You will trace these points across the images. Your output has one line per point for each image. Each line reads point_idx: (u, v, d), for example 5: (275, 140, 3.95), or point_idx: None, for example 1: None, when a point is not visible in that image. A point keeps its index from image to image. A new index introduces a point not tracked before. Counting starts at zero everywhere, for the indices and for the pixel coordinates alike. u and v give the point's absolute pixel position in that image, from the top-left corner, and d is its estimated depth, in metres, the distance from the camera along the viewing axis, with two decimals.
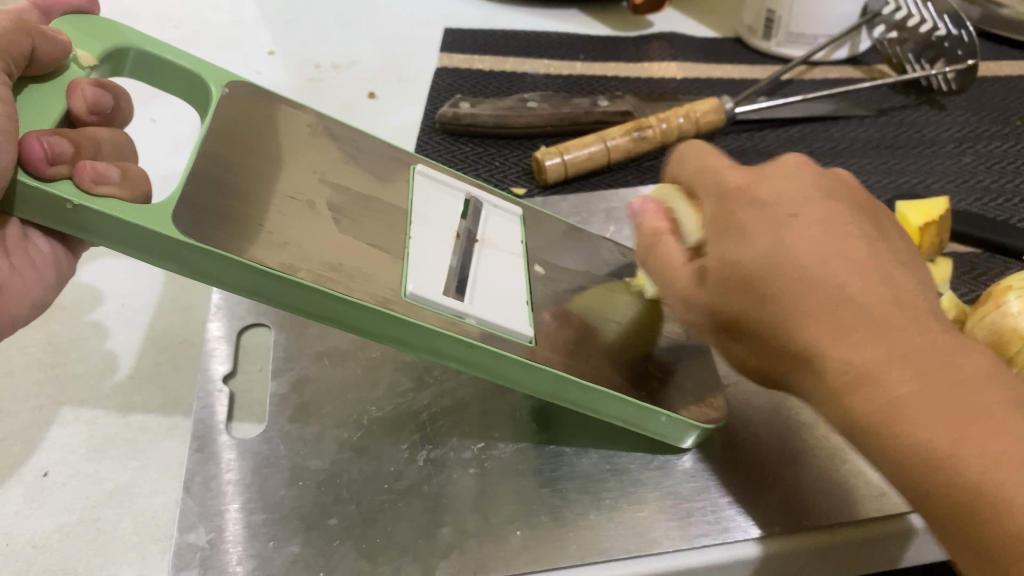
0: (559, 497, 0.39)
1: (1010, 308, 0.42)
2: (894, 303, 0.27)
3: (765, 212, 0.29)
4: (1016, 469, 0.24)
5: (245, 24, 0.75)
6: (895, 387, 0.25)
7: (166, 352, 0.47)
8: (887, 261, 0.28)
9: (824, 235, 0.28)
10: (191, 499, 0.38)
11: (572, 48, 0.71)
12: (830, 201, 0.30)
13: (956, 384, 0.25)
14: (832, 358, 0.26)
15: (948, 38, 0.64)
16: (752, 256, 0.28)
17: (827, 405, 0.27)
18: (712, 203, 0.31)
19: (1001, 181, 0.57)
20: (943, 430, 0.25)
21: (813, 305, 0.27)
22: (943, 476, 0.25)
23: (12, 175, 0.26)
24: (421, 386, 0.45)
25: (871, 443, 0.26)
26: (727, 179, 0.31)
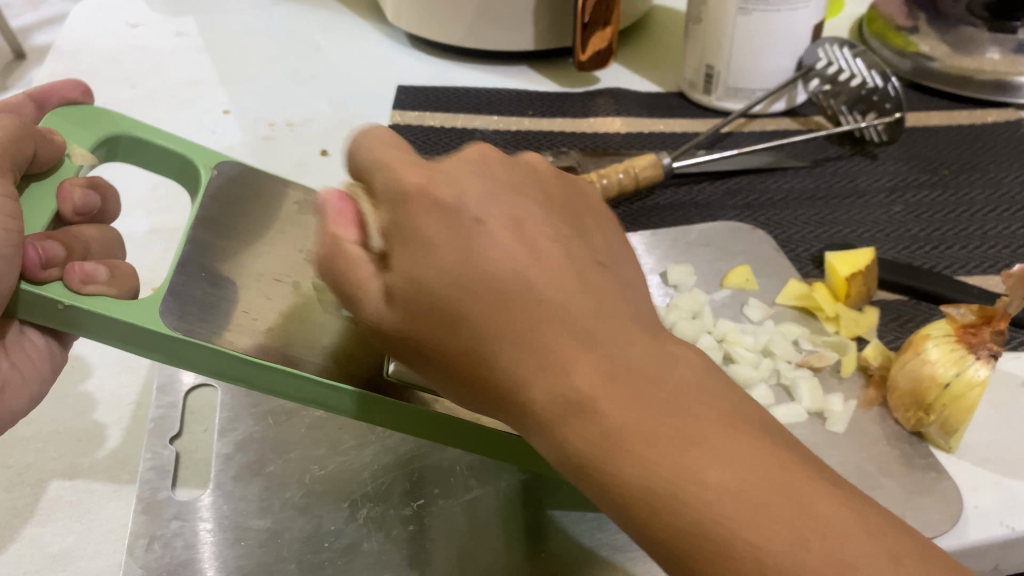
0: (496, 551, 0.40)
1: (927, 356, 0.44)
2: (590, 318, 0.28)
3: (451, 220, 0.28)
4: (733, 493, 0.25)
5: (201, 82, 0.77)
6: (607, 417, 0.26)
7: (114, 412, 0.48)
8: (576, 270, 0.29)
9: (519, 247, 0.29)
10: (134, 560, 0.39)
11: (520, 104, 0.74)
12: (517, 209, 0.30)
13: (660, 407, 0.27)
14: (538, 386, 0.27)
15: (877, 91, 0.69)
16: (447, 276, 0.27)
17: (540, 437, 0.28)
18: (386, 210, 0.29)
19: (929, 230, 0.59)
20: (655, 461, 0.26)
21: (515, 332, 0.27)
22: (673, 506, 0.25)
23: (17, 285, 0.31)
24: (364, 443, 0.46)
25: (584, 476, 0.27)
26: (407, 175, 0.29)
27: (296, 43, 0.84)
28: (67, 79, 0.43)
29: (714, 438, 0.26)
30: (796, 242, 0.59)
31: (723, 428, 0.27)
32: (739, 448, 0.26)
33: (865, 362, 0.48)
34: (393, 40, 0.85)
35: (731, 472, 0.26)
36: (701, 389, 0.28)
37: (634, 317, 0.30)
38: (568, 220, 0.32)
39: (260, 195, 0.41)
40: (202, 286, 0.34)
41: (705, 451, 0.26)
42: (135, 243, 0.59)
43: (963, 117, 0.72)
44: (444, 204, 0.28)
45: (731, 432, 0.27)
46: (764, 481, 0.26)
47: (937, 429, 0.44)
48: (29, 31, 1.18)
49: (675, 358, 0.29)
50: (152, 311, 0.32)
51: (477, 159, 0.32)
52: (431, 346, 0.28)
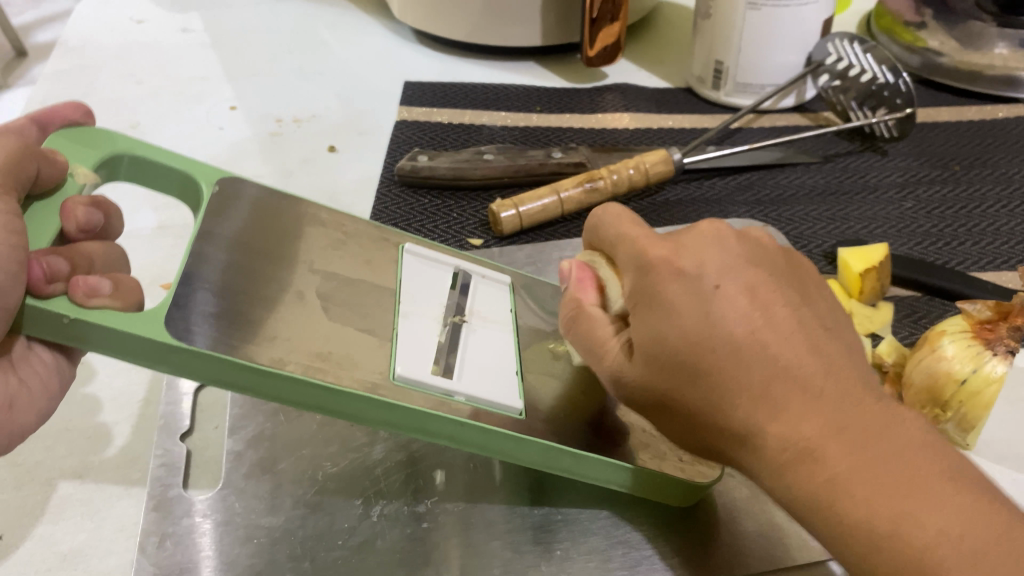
0: (510, 547, 0.40)
1: (944, 353, 0.43)
2: (820, 375, 0.29)
3: (690, 282, 0.30)
4: (957, 542, 0.26)
5: (208, 78, 0.76)
6: (836, 466, 0.28)
7: (124, 410, 0.47)
8: (811, 331, 0.30)
9: (753, 306, 0.30)
10: (145, 558, 0.38)
11: (528, 100, 0.73)
12: (753, 270, 0.31)
13: (891, 459, 0.28)
14: (770, 435, 0.29)
15: (887, 87, 0.68)
16: (684, 337, 0.30)
17: (773, 483, 0.29)
18: (634, 276, 0.32)
19: (941, 226, 0.59)
20: (880, 507, 0.27)
21: (751, 384, 0.29)
22: (897, 550, 0.26)
23: (22, 302, 0.29)
24: (375, 440, 0.46)
25: (814, 517, 0.29)
26: (651, 246, 0.32)
27: (302, 39, 0.84)
28: (67, 102, 0.43)
29: (942, 493, 0.27)
30: (807, 238, 0.59)
31: (953, 482, 0.27)
32: (967, 503, 0.27)
33: (879, 359, 0.48)
34: (400, 36, 0.84)
35: (954, 521, 0.26)
36: (935, 446, 0.28)
37: (868, 380, 0.30)
38: (795, 281, 0.33)
39: (260, 202, 0.40)
40: (208, 296, 0.33)
41: (928, 501, 0.27)
42: (143, 241, 0.59)
43: (972, 113, 0.72)
44: (683, 269, 0.31)
45: (960, 487, 0.27)
46: (991, 535, 0.26)
47: (953, 426, 0.44)
48: (32, 29, 1.17)
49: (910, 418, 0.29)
50: (159, 322, 0.30)
51: (716, 222, 0.34)
52: (675, 398, 0.30)
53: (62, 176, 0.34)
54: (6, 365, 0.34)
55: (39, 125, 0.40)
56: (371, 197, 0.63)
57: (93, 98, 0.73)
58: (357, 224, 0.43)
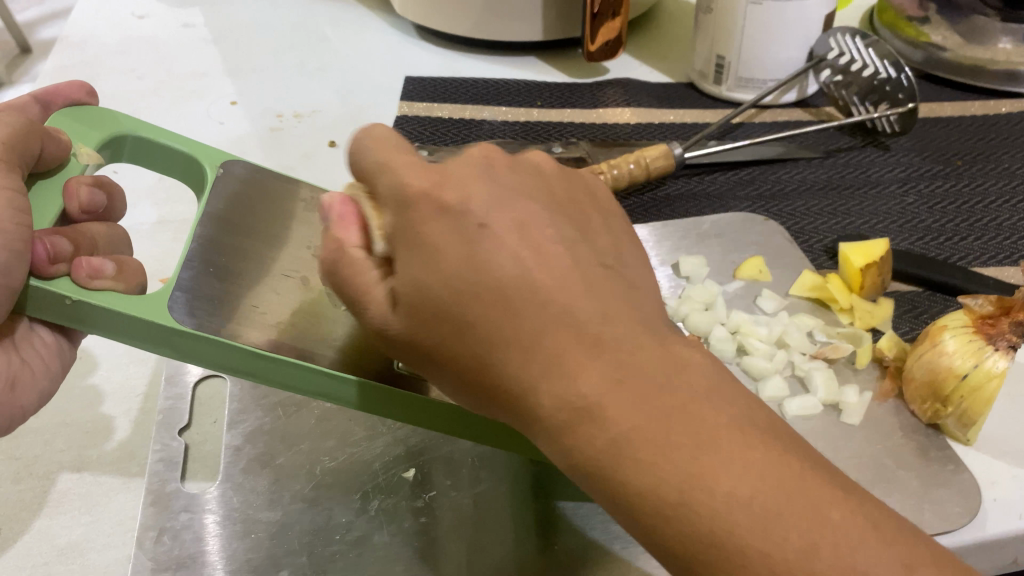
0: (509, 544, 0.40)
1: (945, 347, 0.43)
2: (597, 319, 0.27)
3: (456, 221, 0.27)
4: (747, 495, 0.25)
5: (208, 73, 0.76)
6: (616, 425, 0.25)
7: (123, 403, 0.47)
8: (581, 268, 0.28)
9: (524, 246, 0.27)
10: (143, 553, 0.38)
11: (529, 95, 0.73)
12: (526, 207, 0.29)
13: (672, 411, 0.26)
14: (545, 393, 0.26)
15: (890, 81, 0.67)
16: (451, 283, 0.26)
17: (548, 442, 0.27)
18: (391, 214, 0.28)
19: (942, 221, 0.59)
20: (665, 467, 0.25)
21: (523, 332, 0.26)
22: (686, 510, 0.25)
23: (26, 282, 0.30)
24: (374, 435, 0.46)
25: (591, 477, 0.26)
26: (409, 176, 0.28)
27: (302, 34, 0.84)
28: (72, 81, 0.43)
29: (728, 446, 0.25)
30: (808, 234, 0.58)
31: (733, 431, 0.26)
32: (754, 451, 0.26)
33: (880, 353, 0.48)
34: (401, 31, 0.84)
35: (747, 477, 0.25)
36: (714, 392, 0.27)
37: (643, 316, 0.28)
38: (571, 216, 0.30)
39: (267, 189, 0.40)
40: (211, 280, 0.34)
41: (715, 455, 0.25)
42: (144, 235, 0.59)
43: (975, 108, 0.71)
44: (448, 205, 0.27)
45: (747, 437, 0.26)
46: (780, 481, 0.25)
47: (954, 421, 0.44)
48: (35, 25, 1.17)
49: (689, 362, 0.28)
50: (160, 306, 0.31)
51: (481, 156, 0.31)
52: (440, 351, 0.27)
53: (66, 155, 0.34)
54: (9, 345, 0.35)
55: (41, 104, 0.40)
56: None
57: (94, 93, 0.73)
58: None
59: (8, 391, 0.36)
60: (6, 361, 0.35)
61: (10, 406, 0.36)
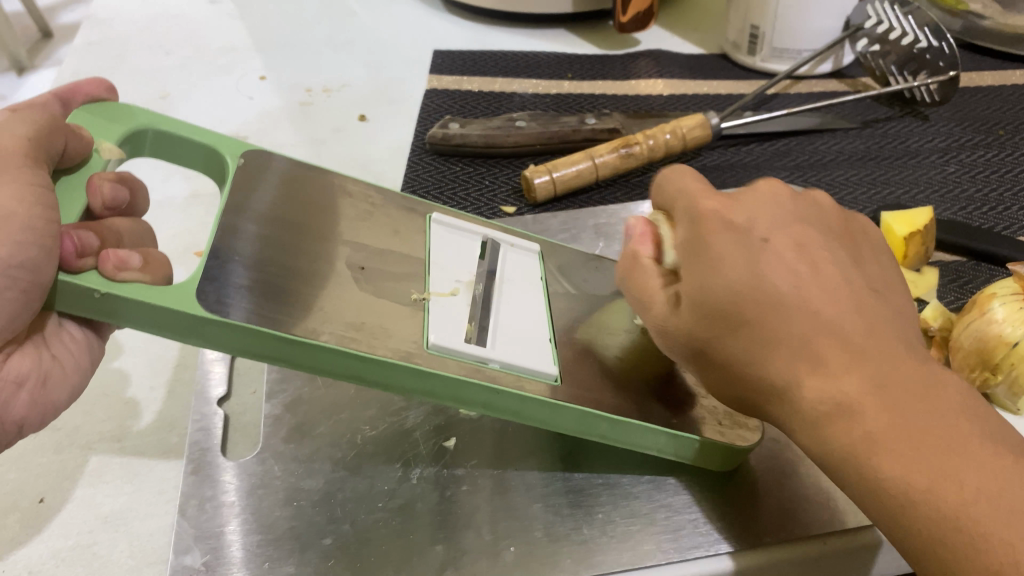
0: (547, 512, 0.39)
1: (995, 316, 0.42)
2: (864, 335, 0.28)
3: (740, 237, 0.31)
4: (995, 496, 0.24)
5: (237, 49, 0.76)
6: (870, 421, 0.26)
7: (162, 376, 0.47)
8: (858, 298, 0.30)
9: (802, 274, 0.30)
10: (186, 521, 0.38)
11: (559, 67, 0.72)
12: (802, 245, 0.31)
13: (927, 415, 0.26)
14: (811, 390, 0.28)
15: (930, 50, 0.65)
16: (729, 290, 0.29)
17: (807, 434, 0.28)
18: (692, 237, 0.32)
19: (985, 191, 0.58)
20: (912, 466, 0.25)
21: (790, 337, 0.28)
22: (927, 505, 0.25)
23: (56, 278, 0.28)
24: (413, 404, 0.45)
25: (847, 473, 0.27)
26: (705, 208, 0.32)
27: (329, 9, 0.83)
28: (90, 77, 0.42)
29: (978, 450, 0.25)
30: (848, 204, 0.58)
31: (989, 442, 0.26)
32: (1002, 460, 0.25)
33: (924, 323, 0.46)
34: (429, 5, 0.83)
35: (990, 478, 0.25)
36: (976, 413, 0.27)
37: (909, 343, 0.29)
38: (851, 257, 0.32)
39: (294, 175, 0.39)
40: (240, 272, 0.32)
41: (960, 454, 0.25)
42: (175, 209, 0.59)
43: (1017, 76, 0.70)
44: (738, 234, 0.30)
45: (1000, 451, 0.26)
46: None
47: (1004, 390, 0.43)
48: (58, 10, 1.17)
49: (952, 384, 0.28)
50: (190, 296, 0.30)
51: (784, 208, 0.33)
52: (718, 350, 0.30)
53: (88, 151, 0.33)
54: (37, 341, 0.34)
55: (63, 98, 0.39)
56: (402, 165, 0.62)
57: (124, 69, 0.73)
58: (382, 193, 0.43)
59: (37, 388, 0.34)
60: (33, 359, 0.33)
61: (39, 406, 0.34)
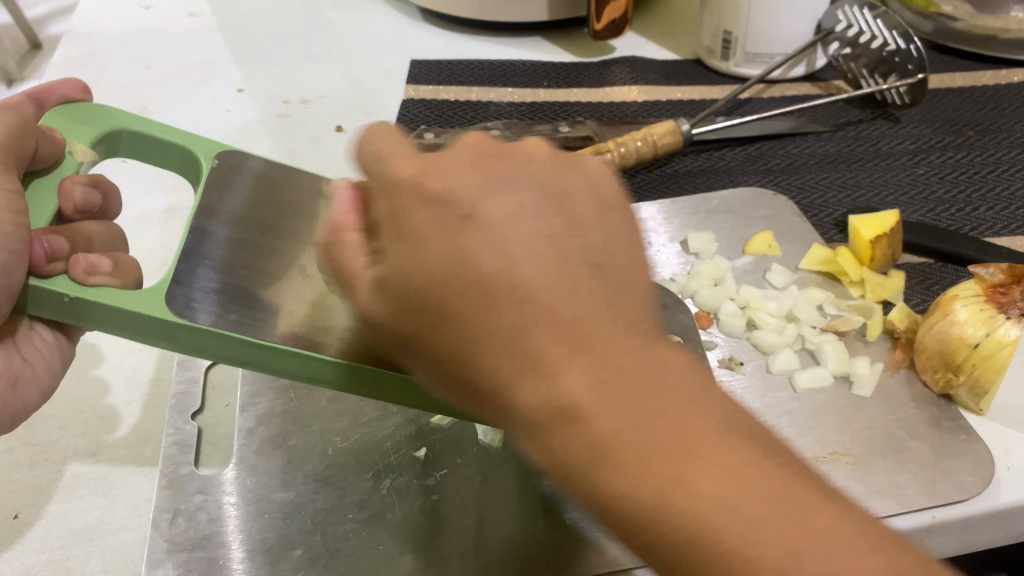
0: (515, 519, 0.40)
1: (956, 317, 0.43)
2: (577, 313, 0.23)
3: (443, 212, 0.24)
4: (733, 506, 0.21)
5: (214, 62, 0.76)
6: (598, 426, 0.22)
7: (137, 390, 0.48)
8: (563, 259, 0.24)
9: (509, 235, 0.24)
10: (159, 535, 0.39)
11: (535, 75, 0.73)
12: (520, 193, 0.25)
13: (656, 412, 0.22)
14: (526, 392, 0.22)
15: (898, 53, 0.66)
16: (430, 271, 0.24)
17: (532, 441, 0.23)
18: (381, 201, 0.26)
19: (953, 192, 0.58)
20: (642, 477, 0.21)
21: (495, 322, 0.23)
22: (669, 528, 0.21)
23: (25, 280, 0.29)
24: (385, 415, 0.46)
25: (573, 485, 0.23)
26: (400, 163, 0.26)
27: (307, 21, 0.84)
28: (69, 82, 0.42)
29: (707, 448, 0.22)
30: (818, 207, 0.58)
31: (716, 436, 0.22)
32: (739, 459, 0.22)
33: (891, 326, 0.48)
34: (407, 15, 0.84)
35: (732, 481, 0.21)
36: (704, 394, 0.23)
37: (641, 317, 0.25)
38: (561, 197, 0.26)
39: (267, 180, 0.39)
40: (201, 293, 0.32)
41: (698, 458, 0.21)
42: (152, 223, 0.59)
43: (987, 77, 0.71)
44: (436, 194, 0.25)
45: (734, 444, 0.22)
46: (761, 494, 0.21)
47: (966, 390, 0.43)
48: (44, 23, 1.18)
49: (678, 364, 0.24)
50: (159, 300, 0.30)
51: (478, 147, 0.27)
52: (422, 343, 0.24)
53: (60, 155, 0.34)
54: (8, 343, 0.35)
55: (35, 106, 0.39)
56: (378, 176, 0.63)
57: (102, 82, 0.73)
58: (359, 190, 0.41)
59: (8, 388, 0.35)
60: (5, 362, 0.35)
61: (11, 405, 0.36)
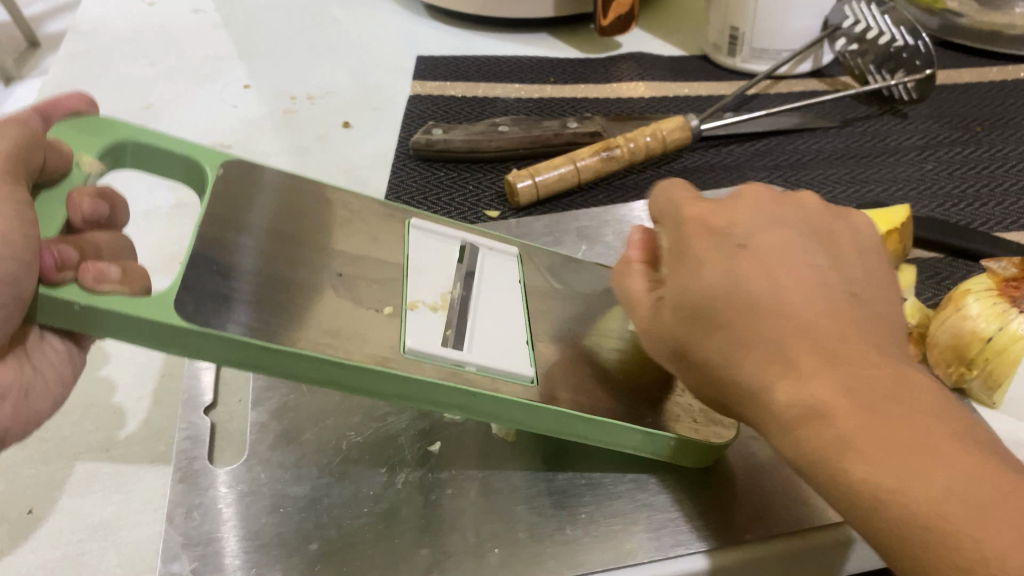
0: (530, 511, 0.40)
1: (969, 311, 0.43)
2: (836, 332, 0.27)
3: (720, 240, 0.29)
4: (973, 500, 0.23)
5: (221, 58, 0.76)
6: (843, 422, 0.25)
7: (149, 386, 0.48)
8: (824, 290, 0.28)
9: (772, 264, 0.28)
10: (174, 528, 0.38)
11: (542, 71, 0.73)
12: (787, 238, 0.30)
13: (908, 413, 0.25)
14: (779, 390, 0.26)
15: (907, 48, 0.66)
16: (704, 286, 0.28)
17: (779, 439, 0.26)
18: (674, 232, 0.31)
19: (962, 187, 0.58)
20: (890, 466, 0.24)
21: (758, 329, 0.27)
22: (908, 513, 0.23)
23: (35, 291, 0.27)
24: (399, 410, 0.46)
25: (820, 477, 0.25)
26: (696, 205, 0.32)
27: (314, 18, 0.84)
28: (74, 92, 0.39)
29: (963, 451, 0.24)
30: (828, 203, 0.58)
31: (966, 445, 0.24)
32: (979, 462, 0.24)
33: (902, 321, 0.47)
34: (413, 11, 0.84)
35: (977, 482, 0.23)
36: (955, 414, 0.25)
37: (895, 350, 0.27)
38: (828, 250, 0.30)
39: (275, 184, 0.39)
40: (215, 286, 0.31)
41: (941, 458, 0.23)
42: (161, 219, 0.59)
43: (994, 73, 0.71)
44: (713, 228, 0.30)
45: (977, 452, 0.24)
46: (1004, 495, 0.23)
47: (979, 384, 0.43)
48: (43, 20, 1.18)
49: (928, 386, 0.26)
50: (169, 307, 0.28)
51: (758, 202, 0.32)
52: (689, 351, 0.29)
53: (68, 165, 0.31)
54: (18, 354, 0.32)
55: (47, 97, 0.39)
56: (387, 171, 0.63)
57: (107, 79, 0.73)
58: (362, 198, 0.42)
59: (19, 400, 0.33)
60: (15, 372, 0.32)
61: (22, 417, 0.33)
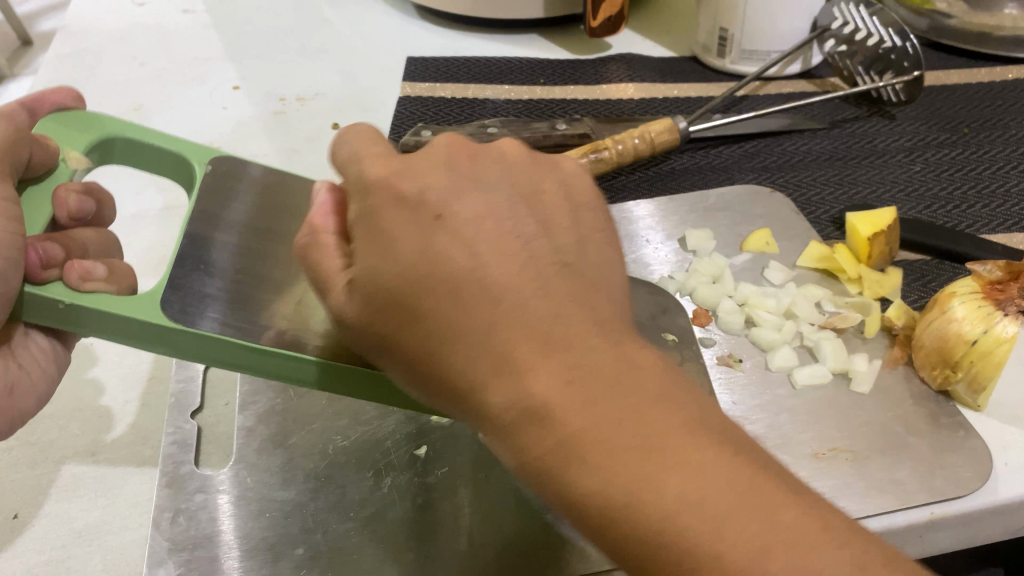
0: (515, 515, 0.40)
1: (954, 314, 0.43)
2: (547, 315, 0.25)
3: (414, 213, 0.26)
4: (699, 501, 0.22)
5: (210, 59, 0.76)
6: (566, 423, 0.23)
7: (136, 389, 0.48)
8: (539, 264, 0.26)
9: (484, 241, 0.26)
10: (160, 534, 0.39)
11: (531, 72, 0.73)
12: (491, 203, 0.27)
13: (621, 406, 0.23)
14: (494, 392, 0.24)
15: (895, 50, 0.66)
16: (401, 272, 0.25)
17: (505, 438, 0.24)
18: (357, 201, 0.28)
19: (949, 189, 0.58)
20: (613, 474, 0.22)
21: (466, 320, 0.25)
22: (635, 519, 0.22)
23: (19, 289, 0.29)
24: (386, 413, 0.46)
25: (546, 480, 0.24)
26: (371, 166, 0.28)
27: (303, 18, 0.83)
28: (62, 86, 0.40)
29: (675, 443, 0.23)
30: (815, 205, 0.58)
31: (691, 434, 0.23)
32: (712, 454, 0.23)
33: (889, 323, 0.48)
34: (403, 12, 0.84)
35: (696, 478, 0.22)
36: (677, 392, 0.24)
37: (618, 326, 0.26)
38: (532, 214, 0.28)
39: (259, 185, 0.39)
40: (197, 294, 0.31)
41: (666, 457, 0.22)
42: (149, 221, 0.59)
43: (982, 74, 0.71)
44: (404, 197, 0.27)
45: (705, 440, 0.23)
46: (733, 490, 0.22)
47: (964, 387, 0.43)
48: (34, 19, 1.17)
49: (648, 363, 0.25)
50: (153, 304, 0.29)
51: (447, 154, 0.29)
52: (396, 344, 0.26)
53: (53, 162, 0.33)
54: (4, 352, 0.34)
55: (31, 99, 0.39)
56: None
57: (96, 80, 0.72)
58: None
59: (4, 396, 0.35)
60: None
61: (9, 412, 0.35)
